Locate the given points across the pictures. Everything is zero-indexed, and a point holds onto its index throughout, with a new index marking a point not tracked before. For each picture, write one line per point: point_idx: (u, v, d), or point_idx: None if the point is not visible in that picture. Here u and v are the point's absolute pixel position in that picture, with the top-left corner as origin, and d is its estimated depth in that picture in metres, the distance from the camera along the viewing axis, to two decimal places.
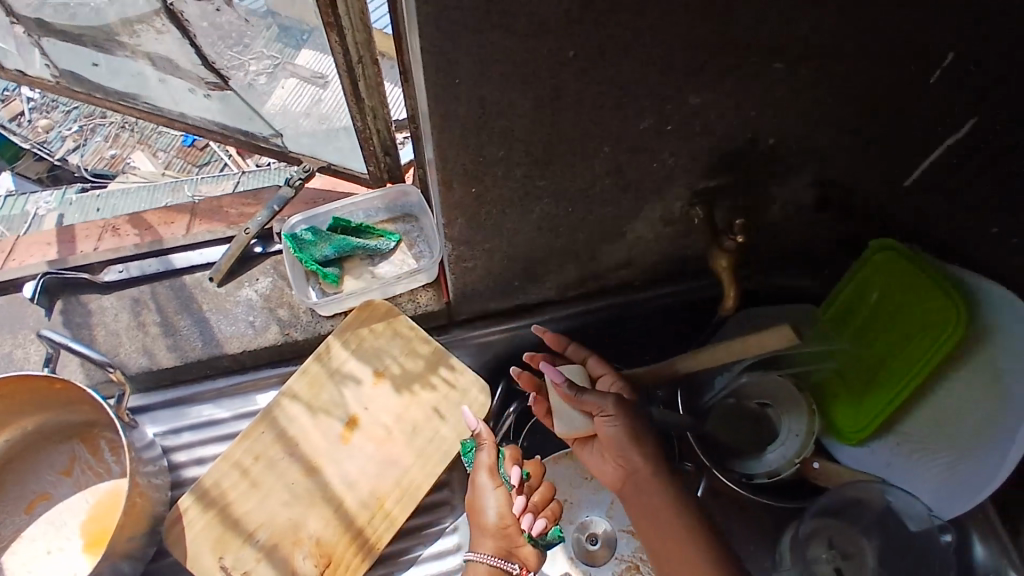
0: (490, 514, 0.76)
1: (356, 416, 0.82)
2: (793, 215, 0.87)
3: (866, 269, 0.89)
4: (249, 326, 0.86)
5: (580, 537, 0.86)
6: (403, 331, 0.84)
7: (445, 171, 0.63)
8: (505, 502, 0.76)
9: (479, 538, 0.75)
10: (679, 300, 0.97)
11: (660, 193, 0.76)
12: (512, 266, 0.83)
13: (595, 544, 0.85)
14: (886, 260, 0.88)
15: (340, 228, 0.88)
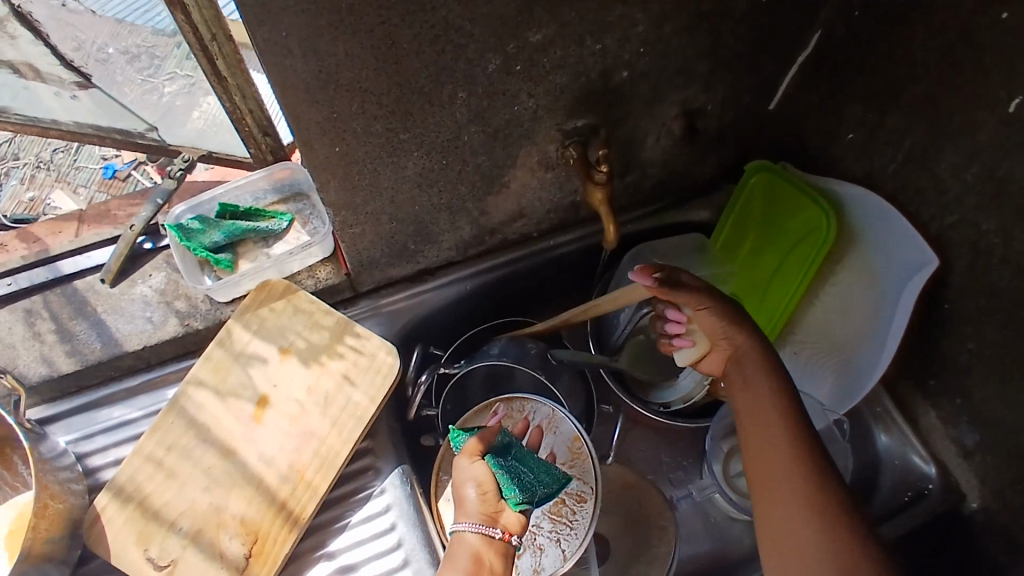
0: (471, 487, 0.75)
1: (266, 395, 0.81)
2: (670, 146, 0.90)
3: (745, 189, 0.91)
4: (147, 322, 0.86)
5: None
6: (303, 306, 0.84)
7: (302, 130, 0.64)
8: (477, 473, 0.75)
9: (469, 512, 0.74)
10: (580, 246, 0.99)
11: (531, 137, 0.79)
12: (402, 228, 0.84)
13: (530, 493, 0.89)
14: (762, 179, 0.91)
15: (229, 214, 0.88)
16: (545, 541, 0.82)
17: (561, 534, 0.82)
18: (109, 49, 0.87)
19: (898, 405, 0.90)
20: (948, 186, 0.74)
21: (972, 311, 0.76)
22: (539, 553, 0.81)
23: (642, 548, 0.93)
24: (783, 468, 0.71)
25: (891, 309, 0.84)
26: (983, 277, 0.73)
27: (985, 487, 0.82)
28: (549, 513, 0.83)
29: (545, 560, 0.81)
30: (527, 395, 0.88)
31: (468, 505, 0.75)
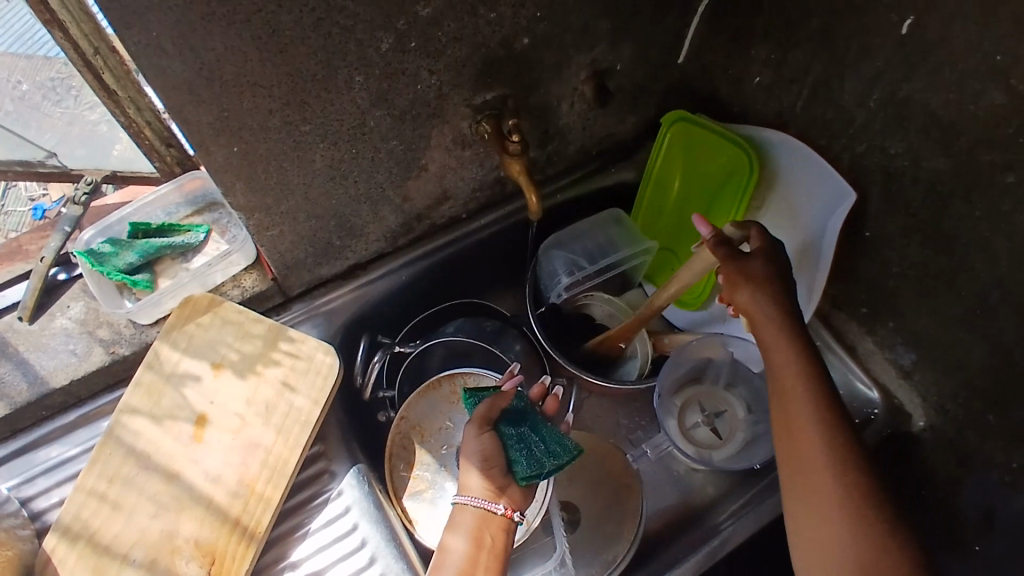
0: (476, 462, 0.76)
1: (204, 413, 0.78)
2: (585, 110, 0.90)
3: (665, 144, 0.91)
4: (72, 354, 0.82)
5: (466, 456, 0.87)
6: (230, 317, 0.82)
7: (195, 133, 0.62)
8: (483, 445, 0.76)
9: (470, 487, 0.75)
10: (511, 221, 0.98)
11: (441, 115, 0.77)
12: (324, 224, 0.82)
13: None
14: (681, 129, 0.90)
15: (141, 233, 0.85)
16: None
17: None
18: (24, 85, 0.82)
19: (836, 336, 0.92)
20: (853, 116, 0.75)
21: (892, 235, 0.77)
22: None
23: (610, 510, 0.94)
24: (824, 485, 0.61)
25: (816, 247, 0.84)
26: (898, 201, 0.74)
27: (926, 403, 0.85)
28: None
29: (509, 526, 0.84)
30: (470, 369, 0.89)
31: (472, 474, 0.76)
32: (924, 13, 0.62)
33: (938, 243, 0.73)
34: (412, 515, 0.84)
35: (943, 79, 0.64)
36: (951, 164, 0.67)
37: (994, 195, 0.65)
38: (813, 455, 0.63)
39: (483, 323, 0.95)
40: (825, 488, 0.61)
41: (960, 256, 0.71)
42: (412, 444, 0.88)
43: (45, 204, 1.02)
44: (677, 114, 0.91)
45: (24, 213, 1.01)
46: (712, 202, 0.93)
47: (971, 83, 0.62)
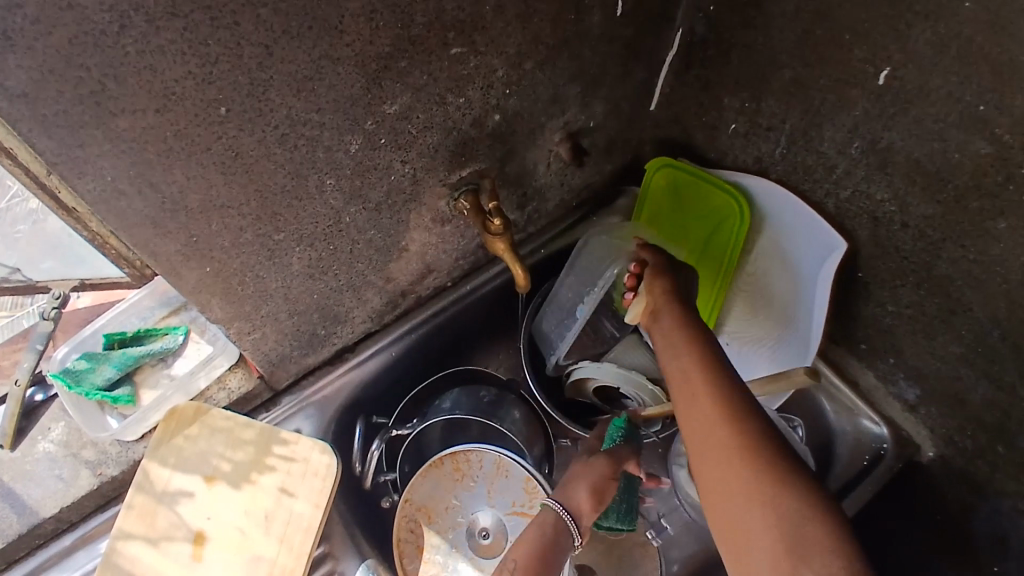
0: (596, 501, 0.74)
1: (202, 530, 0.75)
2: (561, 168, 0.88)
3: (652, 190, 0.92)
4: (58, 480, 0.78)
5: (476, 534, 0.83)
6: (219, 424, 0.79)
7: (164, 261, 0.59)
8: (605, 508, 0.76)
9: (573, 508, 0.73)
10: (497, 283, 0.95)
11: (417, 198, 0.75)
12: (306, 318, 0.79)
13: (488, 539, 0.83)
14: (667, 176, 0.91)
15: (117, 343, 0.82)
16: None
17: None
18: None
19: (836, 370, 0.91)
20: (835, 162, 0.73)
21: (886, 276, 0.77)
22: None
23: (628, 571, 0.92)
24: (717, 453, 0.51)
25: (812, 288, 0.84)
26: (889, 244, 0.74)
27: (935, 435, 0.84)
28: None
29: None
30: (472, 447, 0.83)
31: (581, 504, 0.73)
32: (901, 66, 0.61)
33: (933, 284, 0.72)
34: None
35: (926, 129, 0.63)
36: (940, 210, 0.66)
37: (988, 239, 0.64)
38: (703, 432, 0.53)
39: (479, 393, 0.92)
40: (716, 460, 0.51)
41: (957, 296, 0.70)
42: (419, 526, 0.84)
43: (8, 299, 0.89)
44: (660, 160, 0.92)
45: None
46: (700, 245, 0.92)
47: (954, 132, 0.61)
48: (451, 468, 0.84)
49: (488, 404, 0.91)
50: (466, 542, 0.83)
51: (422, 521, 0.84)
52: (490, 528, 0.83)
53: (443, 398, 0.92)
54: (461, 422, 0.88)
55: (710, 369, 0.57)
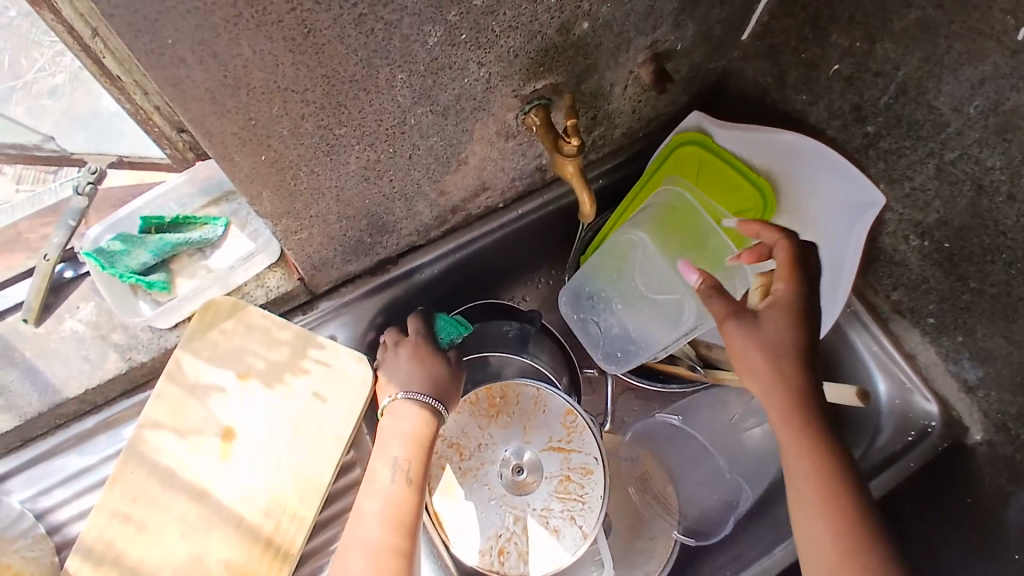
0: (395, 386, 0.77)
1: (232, 427, 0.74)
2: (638, 93, 0.81)
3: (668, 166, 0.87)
4: (84, 362, 0.76)
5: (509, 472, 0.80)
6: (256, 323, 0.76)
7: (217, 144, 0.54)
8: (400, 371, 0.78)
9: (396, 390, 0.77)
10: (550, 210, 0.90)
11: (486, 107, 0.68)
12: (355, 223, 0.75)
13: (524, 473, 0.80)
14: (690, 152, 0.86)
15: (154, 227, 0.78)
16: (560, 523, 0.79)
17: (575, 511, 0.79)
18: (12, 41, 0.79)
19: (893, 341, 0.88)
20: (948, 120, 0.67)
21: (977, 250, 0.72)
22: (557, 537, 0.79)
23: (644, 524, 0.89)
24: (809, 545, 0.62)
25: (834, 278, 0.85)
26: (988, 216, 0.68)
27: (988, 419, 0.81)
28: (556, 495, 0.80)
29: (562, 545, 0.78)
30: (510, 380, 0.82)
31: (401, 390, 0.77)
32: None
33: None
34: (454, 545, 0.78)
35: None
36: None
37: None
38: (810, 487, 0.62)
39: (503, 328, 0.89)
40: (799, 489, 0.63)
41: None
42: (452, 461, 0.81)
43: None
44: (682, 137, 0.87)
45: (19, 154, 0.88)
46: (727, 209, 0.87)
47: None
48: (488, 401, 0.82)
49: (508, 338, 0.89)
50: (498, 479, 0.80)
51: (451, 459, 0.80)
52: (525, 465, 0.81)
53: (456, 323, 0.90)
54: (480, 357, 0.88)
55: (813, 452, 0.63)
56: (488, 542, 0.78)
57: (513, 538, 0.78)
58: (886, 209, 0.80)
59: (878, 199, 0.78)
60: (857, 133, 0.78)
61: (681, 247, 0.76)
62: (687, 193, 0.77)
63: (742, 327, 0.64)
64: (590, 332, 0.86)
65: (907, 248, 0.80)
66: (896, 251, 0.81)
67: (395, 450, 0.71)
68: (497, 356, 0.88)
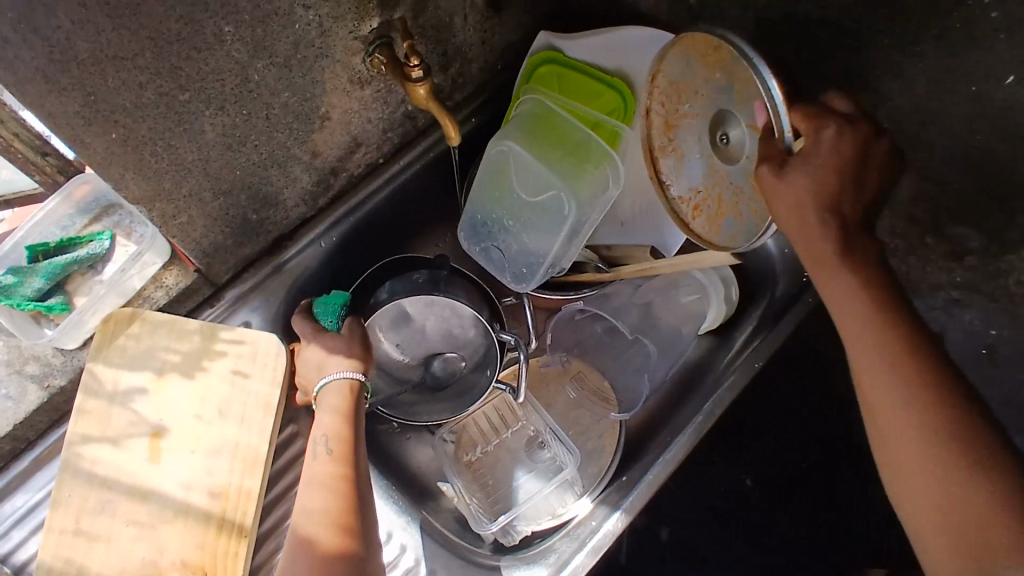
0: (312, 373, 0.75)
1: (160, 425, 0.74)
2: (480, 21, 0.85)
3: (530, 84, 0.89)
4: (3, 399, 0.76)
5: (724, 136, 0.74)
6: (159, 319, 0.76)
7: (63, 124, 0.58)
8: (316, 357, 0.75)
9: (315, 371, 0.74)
10: (431, 155, 0.93)
11: (329, 54, 0.71)
12: (234, 200, 0.76)
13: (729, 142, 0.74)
14: (547, 67, 0.89)
15: (41, 254, 0.78)
16: (745, 211, 0.76)
17: (761, 206, 0.75)
18: None
19: None
20: None
21: (809, 82, 0.78)
22: (738, 219, 0.77)
23: (591, 425, 0.94)
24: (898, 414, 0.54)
25: None
26: (808, 47, 0.75)
27: None
28: (752, 181, 0.74)
29: (744, 228, 0.77)
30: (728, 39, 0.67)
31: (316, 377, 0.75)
32: None
33: (852, 81, 0.74)
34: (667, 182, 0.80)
35: None
36: None
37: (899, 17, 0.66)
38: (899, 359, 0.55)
39: (413, 277, 0.87)
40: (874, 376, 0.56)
41: (874, 87, 0.73)
42: (664, 102, 0.77)
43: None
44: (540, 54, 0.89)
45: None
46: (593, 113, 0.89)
47: None
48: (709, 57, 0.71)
49: (421, 283, 0.86)
50: (705, 142, 0.76)
51: (669, 101, 0.77)
52: (731, 138, 0.74)
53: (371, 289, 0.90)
54: (398, 310, 0.88)
55: (904, 369, 0.55)
56: (693, 188, 0.79)
57: (711, 195, 0.78)
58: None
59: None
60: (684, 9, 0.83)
61: (546, 146, 0.81)
62: (545, 99, 0.83)
63: (773, 170, 0.63)
64: (493, 259, 0.88)
65: None
66: None
67: (325, 421, 0.71)
68: (415, 304, 0.88)
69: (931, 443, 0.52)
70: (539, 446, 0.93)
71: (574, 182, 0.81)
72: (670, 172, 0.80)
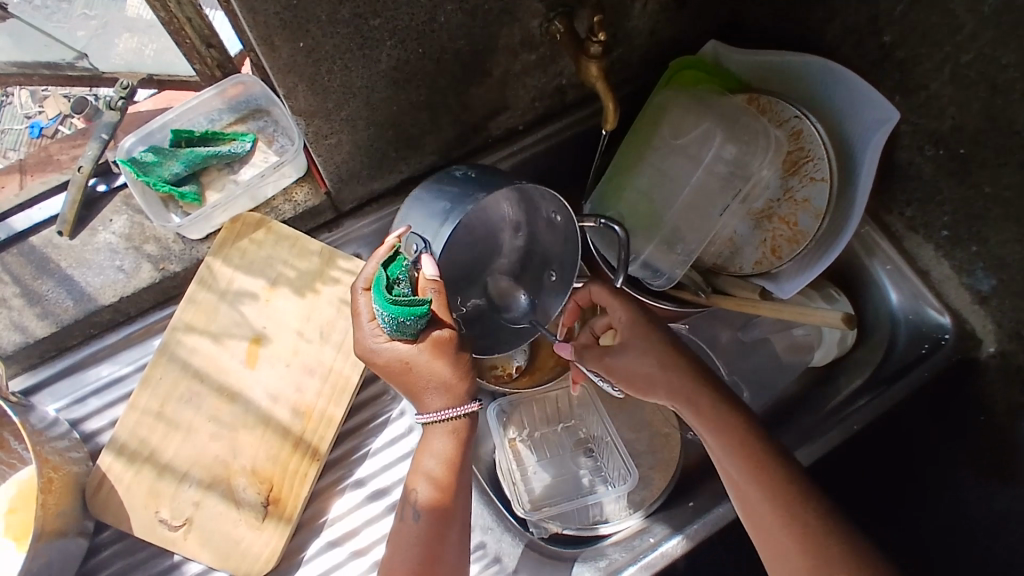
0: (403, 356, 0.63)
1: (262, 332, 0.76)
2: (658, 11, 0.80)
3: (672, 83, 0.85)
4: (118, 271, 0.78)
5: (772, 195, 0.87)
6: (282, 233, 0.78)
7: (260, 24, 0.57)
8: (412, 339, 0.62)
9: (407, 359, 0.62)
10: (569, 133, 0.91)
11: (512, 11, 0.70)
12: (381, 134, 0.76)
13: (784, 191, 0.87)
14: (694, 71, 0.85)
15: (184, 141, 0.79)
16: (830, 228, 0.86)
17: (842, 219, 0.85)
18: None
19: (907, 258, 0.90)
20: (964, 20, 0.68)
21: (991, 152, 0.74)
22: (824, 238, 0.86)
23: (647, 450, 0.90)
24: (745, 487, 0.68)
25: (852, 197, 0.84)
26: (1001, 115, 0.70)
27: (1001, 329, 0.84)
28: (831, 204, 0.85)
29: (828, 248, 0.86)
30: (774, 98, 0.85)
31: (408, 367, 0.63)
32: None
33: None
34: (736, 240, 0.90)
35: None
36: None
37: None
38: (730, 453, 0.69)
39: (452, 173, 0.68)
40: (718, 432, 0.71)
41: None
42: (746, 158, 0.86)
43: (42, 122, 0.90)
44: (688, 58, 0.85)
45: (21, 132, 0.90)
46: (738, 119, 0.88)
47: None
48: (762, 110, 0.86)
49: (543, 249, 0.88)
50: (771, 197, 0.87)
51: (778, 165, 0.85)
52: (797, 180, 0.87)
53: (420, 189, 0.67)
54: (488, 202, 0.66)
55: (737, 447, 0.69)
56: (761, 248, 0.89)
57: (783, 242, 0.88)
58: (901, 121, 0.81)
59: (894, 114, 0.78)
60: (874, 45, 0.79)
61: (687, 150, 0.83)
62: (677, 101, 0.83)
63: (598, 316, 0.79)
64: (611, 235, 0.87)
65: (922, 159, 0.81)
66: (911, 164, 0.83)
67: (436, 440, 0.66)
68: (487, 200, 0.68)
69: (780, 514, 0.65)
70: (585, 450, 0.93)
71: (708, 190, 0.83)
72: (730, 249, 0.90)
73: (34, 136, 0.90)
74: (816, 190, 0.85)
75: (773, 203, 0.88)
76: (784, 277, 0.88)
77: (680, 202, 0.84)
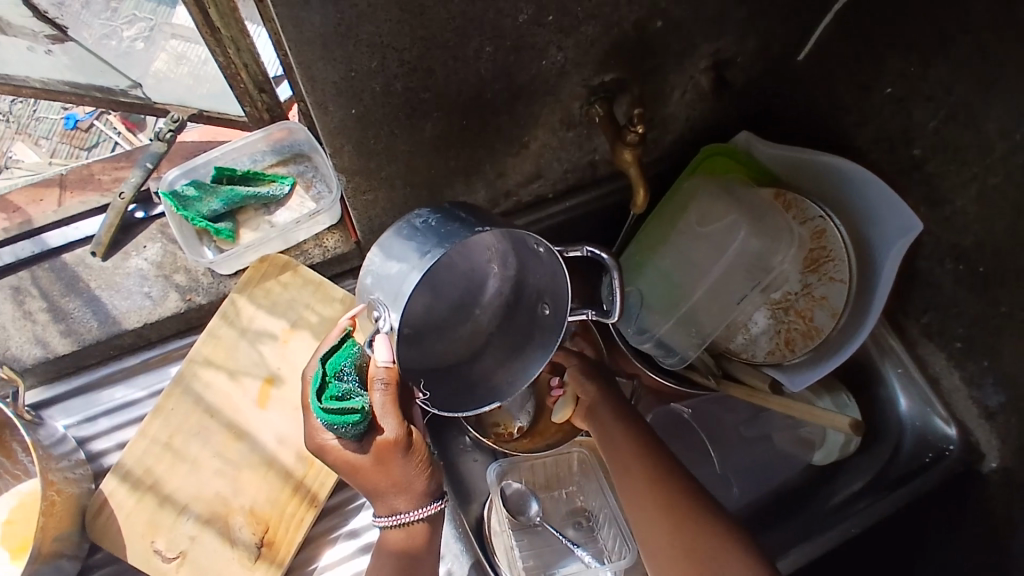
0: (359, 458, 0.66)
1: (276, 373, 0.78)
2: (695, 101, 0.83)
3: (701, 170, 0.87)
4: (145, 298, 0.80)
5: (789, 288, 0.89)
6: (308, 277, 0.81)
7: (318, 90, 0.60)
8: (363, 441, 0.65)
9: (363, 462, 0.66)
10: (595, 206, 0.93)
11: (556, 93, 0.72)
12: (416, 194, 0.78)
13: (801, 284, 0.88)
14: (723, 160, 0.87)
15: (225, 178, 0.82)
16: (845, 326, 0.87)
17: (856, 319, 0.86)
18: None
19: (917, 363, 0.91)
20: (993, 146, 0.70)
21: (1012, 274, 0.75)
22: (837, 336, 0.87)
23: None
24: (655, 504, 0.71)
25: (868, 300, 0.86)
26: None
27: (1007, 447, 0.84)
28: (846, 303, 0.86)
29: (840, 346, 0.87)
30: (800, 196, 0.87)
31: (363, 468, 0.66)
32: None
33: None
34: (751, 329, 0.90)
35: None
36: None
37: None
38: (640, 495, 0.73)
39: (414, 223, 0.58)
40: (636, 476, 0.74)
41: None
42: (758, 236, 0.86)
43: (78, 115, 0.92)
44: (719, 146, 0.87)
45: (55, 121, 0.92)
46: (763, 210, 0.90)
47: None
48: (788, 205, 0.87)
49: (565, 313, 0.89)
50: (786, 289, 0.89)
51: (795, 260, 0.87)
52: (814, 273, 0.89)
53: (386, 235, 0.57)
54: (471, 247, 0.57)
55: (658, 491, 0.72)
56: (775, 338, 0.90)
57: (797, 335, 0.89)
58: (924, 232, 0.82)
59: (916, 225, 0.80)
60: (903, 156, 0.81)
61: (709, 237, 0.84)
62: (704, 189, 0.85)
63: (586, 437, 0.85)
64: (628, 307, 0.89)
65: (942, 271, 0.83)
66: (930, 274, 0.84)
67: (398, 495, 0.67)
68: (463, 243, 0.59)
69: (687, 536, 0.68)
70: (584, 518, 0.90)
71: (727, 279, 0.84)
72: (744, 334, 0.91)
73: (70, 127, 0.92)
74: (833, 289, 0.87)
75: (790, 296, 0.89)
76: (797, 371, 0.89)
77: (698, 287, 0.85)
